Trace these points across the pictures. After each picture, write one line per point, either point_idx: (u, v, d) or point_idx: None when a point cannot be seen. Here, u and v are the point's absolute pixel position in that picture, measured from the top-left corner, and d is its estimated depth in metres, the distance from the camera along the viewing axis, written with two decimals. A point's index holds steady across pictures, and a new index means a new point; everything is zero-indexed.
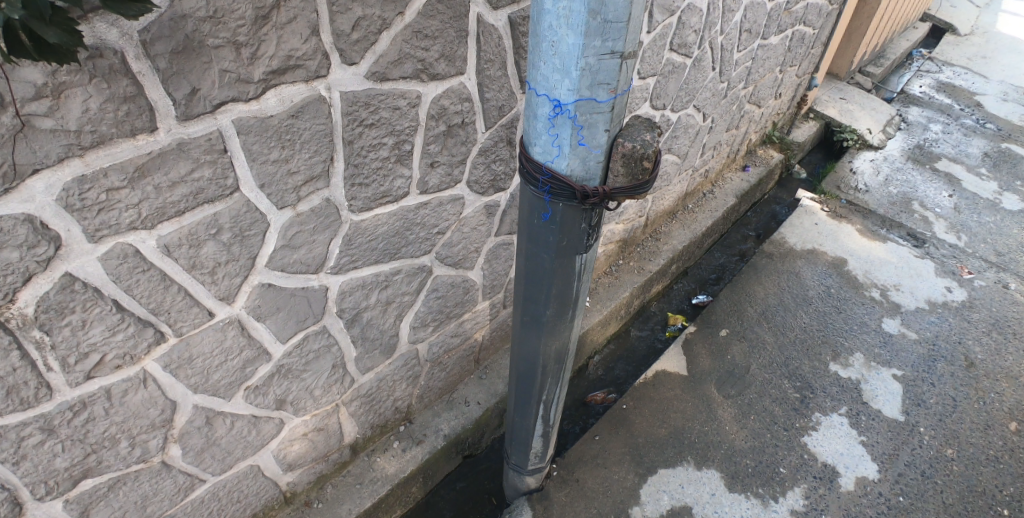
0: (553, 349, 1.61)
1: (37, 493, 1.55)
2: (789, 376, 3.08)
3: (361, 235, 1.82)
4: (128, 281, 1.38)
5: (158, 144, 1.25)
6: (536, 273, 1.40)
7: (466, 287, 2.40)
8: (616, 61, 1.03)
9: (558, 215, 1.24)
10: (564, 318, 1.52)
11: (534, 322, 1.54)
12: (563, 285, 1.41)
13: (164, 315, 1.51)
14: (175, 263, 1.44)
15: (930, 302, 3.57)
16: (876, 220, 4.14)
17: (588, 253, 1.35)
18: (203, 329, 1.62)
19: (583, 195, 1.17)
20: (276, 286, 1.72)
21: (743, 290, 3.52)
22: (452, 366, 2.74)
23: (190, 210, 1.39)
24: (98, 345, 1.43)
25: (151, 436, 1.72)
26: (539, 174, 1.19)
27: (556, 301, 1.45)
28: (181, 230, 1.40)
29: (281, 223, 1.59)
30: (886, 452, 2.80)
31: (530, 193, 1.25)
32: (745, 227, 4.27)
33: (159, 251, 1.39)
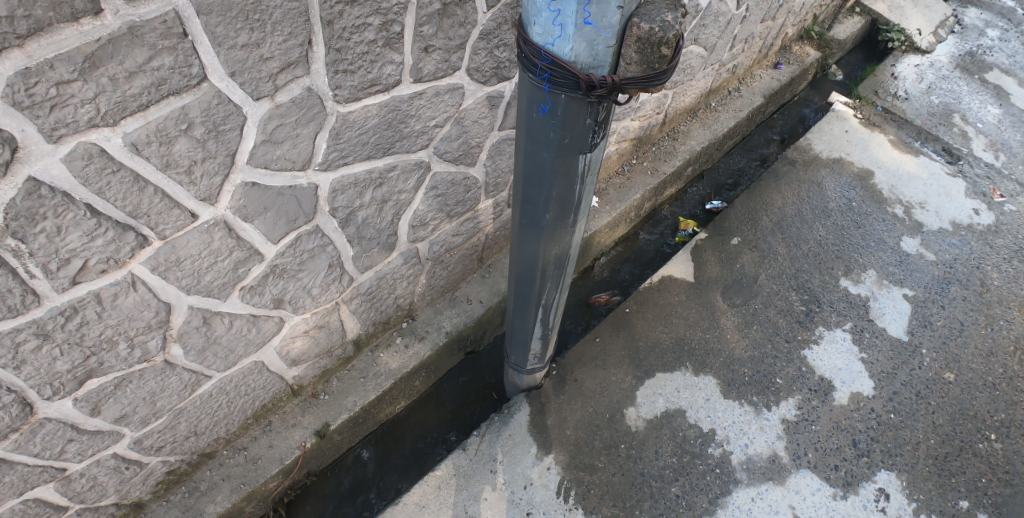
0: (553, 255, 1.52)
1: (44, 394, 1.57)
2: (797, 288, 2.97)
3: (350, 129, 1.68)
4: (99, 183, 1.28)
5: (106, 29, 1.10)
6: (535, 173, 1.26)
7: (467, 185, 2.27)
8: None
9: (560, 107, 1.07)
10: (565, 223, 1.41)
11: (533, 226, 1.43)
12: (564, 187, 1.28)
13: (144, 219, 1.42)
14: (148, 164, 1.34)
15: (954, 224, 3.40)
16: (912, 131, 3.87)
17: (593, 152, 1.20)
18: (188, 232, 1.55)
19: (589, 85, 0.99)
20: (261, 185, 1.61)
21: (760, 196, 3.31)
22: (454, 265, 2.61)
23: (154, 104, 1.26)
24: (78, 251, 1.36)
25: (150, 337, 1.70)
26: (537, 58, 1.00)
27: (556, 204, 1.33)
28: (148, 126, 1.28)
29: (259, 115, 1.46)
30: (885, 371, 2.77)
31: (528, 80, 1.07)
32: (771, 130, 3.94)
33: (127, 150, 1.28)
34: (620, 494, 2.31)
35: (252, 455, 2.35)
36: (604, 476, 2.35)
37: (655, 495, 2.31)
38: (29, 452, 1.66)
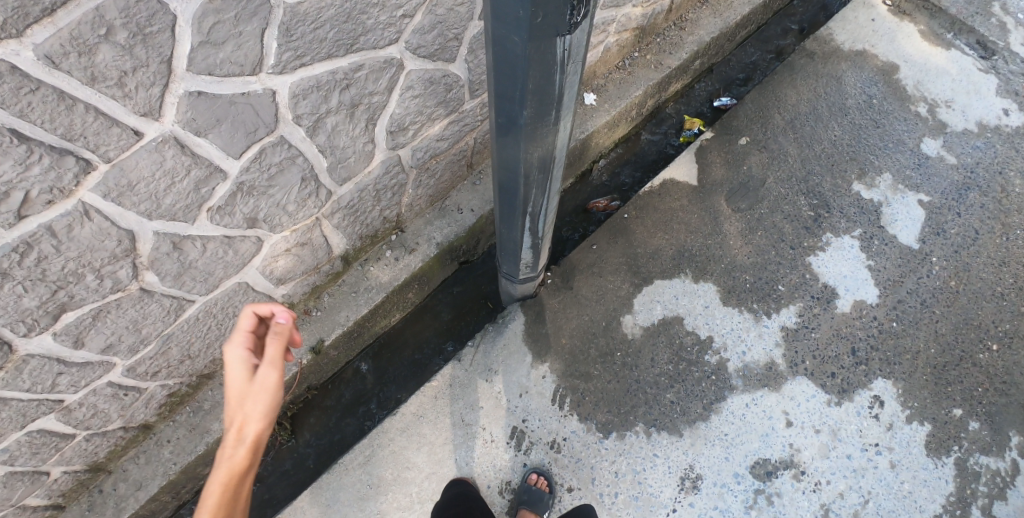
0: (536, 158, 1.37)
1: (19, 332, 1.59)
2: (807, 192, 2.78)
3: (302, 24, 1.54)
4: (19, 103, 1.22)
5: None
6: (507, 62, 1.09)
7: (448, 85, 2.06)
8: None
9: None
10: (545, 120, 1.25)
11: (511, 126, 1.27)
12: (541, 78, 1.11)
13: (82, 141, 1.37)
14: (71, 78, 1.26)
15: (980, 125, 3.15)
16: (945, 21, 3.48)
17: (573, 34, 1.03)
18: (135, 152, 1.48)
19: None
20: (208, 94, 1.51)
21: (772, 92, 3.05)
22: (442, 172, 2.43)
23: (61, 7, 1.16)
24: (16, 182, 1.32)
25: (118, 267, 1.68)
26: None
27: (534, 99, 1.17)
28: (60, 34, 1.19)
29: (191, 13, 1.34)
30: (891, 279, 2.66)
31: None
32: (788, 18, 3.52)
33: (43, 63, 1.20)
34: (615, 400, 2.30)
35: None
36: (601, 383, 2.32)
37: (651, 401, 2.30)
38: (20, 387, 1.71)
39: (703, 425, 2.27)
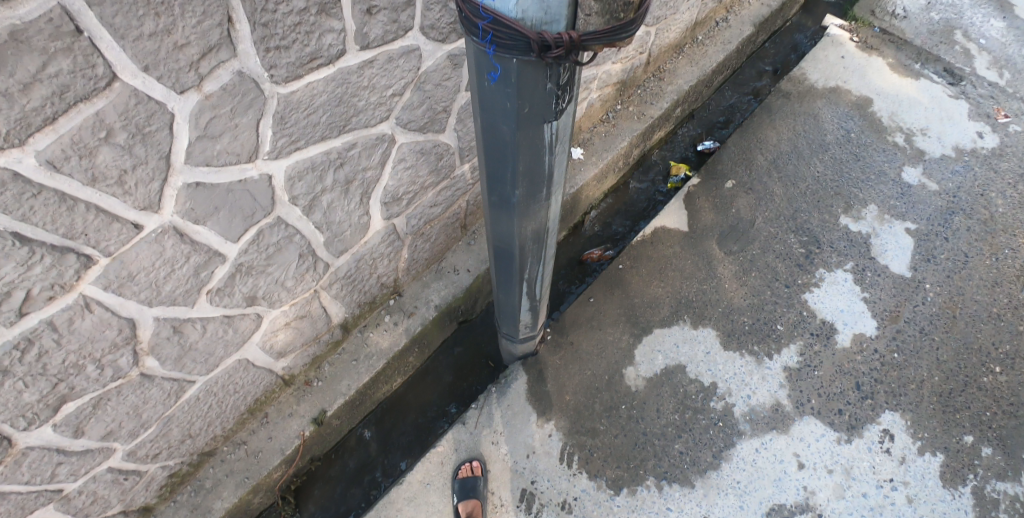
0: (530, 232, 1.40)
1: (19, 425, 1.56)
2: (796, 229, 2.83)
3: (296, 111, 1.58)
4: (22, 208, 1.23)
5: None
6: (497, 149, 1.13)
7: (439, 153, 2.11)
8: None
9: (513, 76, 0.94)
10: (537, 198, 1.28)
11: (503, 205, 1.30)
12: (531, 162, 1.15)
13: (83, 239, 1.38)
14: (72, 180, 1.28)
15: (957, 149, 3.24)
16: (911, 52, 3.63)
17: (559, 120, 1.07)
18: (136, 244, 1.50)
19: (542, 47, 0.85)
20: (206, 185, 1.54)
21: (753, 135, 3.13)
22: (436, 235, 2.46)
23: (63, 115, 1.19)
24: (17, 282, 1.32)
25: (118, 355, 1.68)
26: (477, 18, 0.87)
27: (525, 180, 1.20)
28: (62, 140, 1.21)
29: (188, 111, 1.38)
30: (888, 309, 2.68)
31: (473, 44, 0.94)
32: (761, 60, 3.67)
33: (44, 169, 1.22)
34: (624, 455, 2.26)
35: (253, 449, 2.32)
36: (608, 439, 2.29)
37: (659, 453, 2.27)
38: (19, 481, 1.67)
39: (715, 474, 2.23)
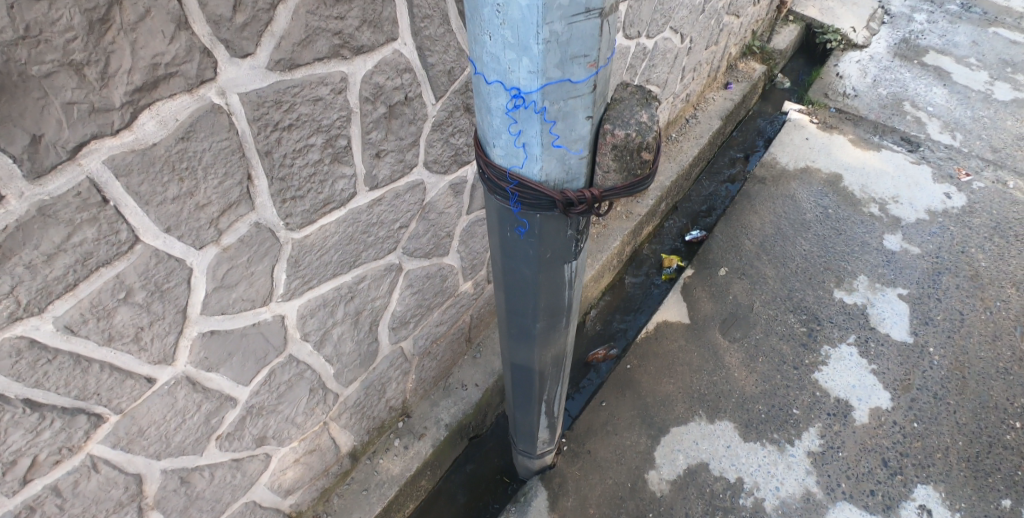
0: (549, 357, 1.41)
1: None
2: (794, 309, 2.88)
3: (309, 253, 1.58)
4: (35, 375, 1.20)
5: (11, 215, 1.02)
6: (518, 288, 1.16)
7: (444, 275, 2.17)
8: (593, 23, 0.74)
9: (537, 228, 0.99)
10: (556, 328, 1.30)
11: (523, 335, 1.32)
12: (551, 298, 1.18)
13: (95, 398, 1.34)
14: (88, 341, 1.26)
15: (931, 212, 3.39)
16: (868, 127, 3.88)
17: (578, 260, 1.11)
18: (147, 398, 1.47)
19: (565, 204, 0.91)
20: (220, 332, 1.53)
21: (737, 221, 3.26)
22: (443, 352, 2.47)
23: (84, 280, 1.18)
24: (24, 449, 1.27)
25: (122, 513, 1.59)
26: (504, 181, 0.93)
27: (545, 314, 1.23)
28: (80, 304, 1.20)
29: (206, 264, 1.39)
30: (898, 378, 2.68)
31: (496, 202, 0.99)
32: (732, 148, 3.92)
33: (62, 334, 1.20)
34: None
35: None
36: None
37: None
38: None
39: None
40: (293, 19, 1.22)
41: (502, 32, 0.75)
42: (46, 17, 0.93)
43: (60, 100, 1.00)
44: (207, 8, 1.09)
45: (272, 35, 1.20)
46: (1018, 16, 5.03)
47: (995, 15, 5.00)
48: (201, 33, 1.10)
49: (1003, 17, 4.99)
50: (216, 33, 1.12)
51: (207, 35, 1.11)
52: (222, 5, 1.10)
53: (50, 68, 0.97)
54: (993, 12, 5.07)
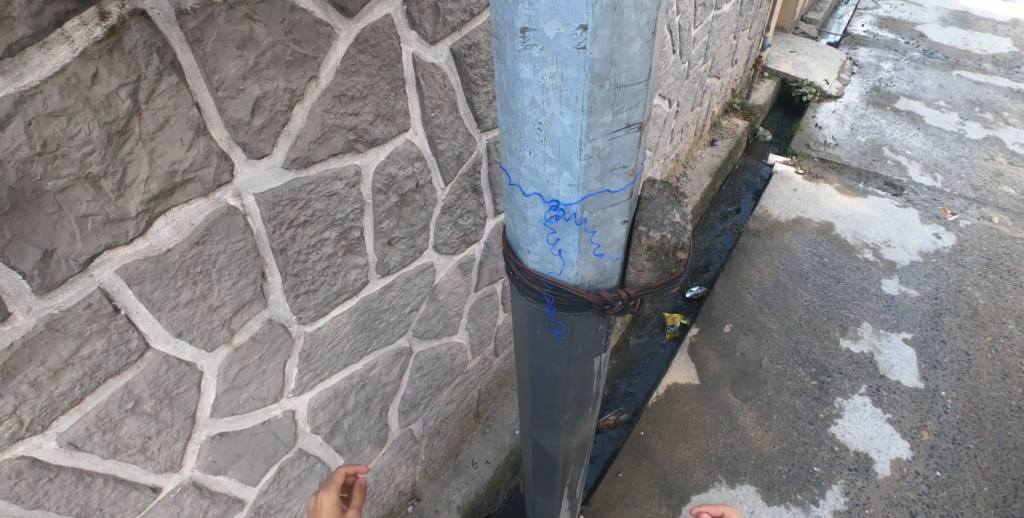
0: (575, 443, 1.42)
1: None
2: (802, 362, 2.86)
3: (321, 346, 1.54)
4: (35, 496, 1.09)
5: (17, 332, 0.95)
6: (548, 380, 1.19)
7: (453, 352, 2.13)
8: (632, 136, 0.77)
9: (570, 327, 1.02)
10: (583, 416, 1.32)
11: (549, 424, 1.33)
12: (580, 389, 1.20)
13: (96, 514, 1.22)
14: (93, 455, 1.16)
15: (923, 253, 3.44)
16: (852, 174, 3.99)
17: (607, 351, 1.14)
18: (151, 509, 1.34)
19: (601, 305, 0.95)
20: (229, 433, 1.44)
21: (737, 276, 3.29)
22: (452, 430, 2.39)
23: (90, 393, 1.10)
24: None
25: None
26: (539, 285, 0.95)
27: (574, 404, 1.25)
28: (86, 417, 1.11)
29: (217, 366, 1.31)
30: (915, 426, 2.63)
31: (529, 305, 1.02)
32: (722, 203, 4.08)
33: (65, 450, 1.11)
34: None
35: None
36: None
37: None
38: None
39: None
40: (309, 118, 1.19)
41: (543, 148, 0.77)
42: (64, 133, 0.88)
43: (74, 213, 0.95)
44: (225, 113, 1.05)
45: (289, 134, 1.17)
46: (977, 58, 5.30)
47: (957, 59, 5.26)
48: (219, 138, 1.06)
49: (963, 60, 5.26)
50: (234, 136, 1.08)
51: (225, 138, 1.07)
52: (240, 108, 1.07)
53: (66, 183, 0.92)
54: (953, 55, 5.34)
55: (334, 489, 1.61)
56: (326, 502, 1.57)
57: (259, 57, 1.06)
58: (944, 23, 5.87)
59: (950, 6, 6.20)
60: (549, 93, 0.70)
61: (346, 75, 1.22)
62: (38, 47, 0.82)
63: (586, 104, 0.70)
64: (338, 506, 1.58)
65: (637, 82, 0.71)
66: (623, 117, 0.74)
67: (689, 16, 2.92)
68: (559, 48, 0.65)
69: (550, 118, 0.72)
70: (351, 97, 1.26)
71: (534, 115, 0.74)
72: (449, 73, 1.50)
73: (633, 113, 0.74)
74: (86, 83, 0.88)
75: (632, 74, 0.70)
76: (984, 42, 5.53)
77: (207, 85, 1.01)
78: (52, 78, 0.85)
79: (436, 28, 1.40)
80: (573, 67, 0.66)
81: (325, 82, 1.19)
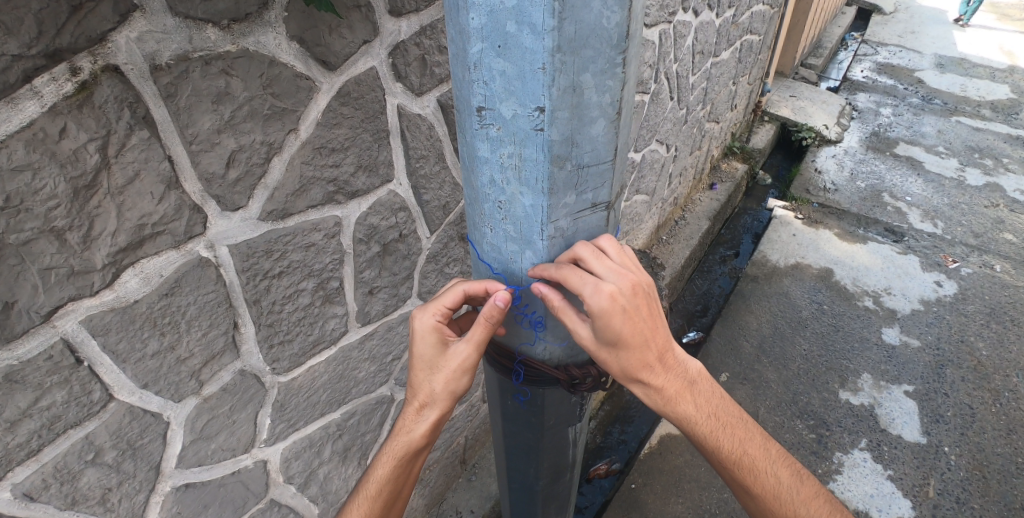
0: (554, 509, 1.46)
1: None
2: (800, 414, 2.79)
3: (296, 395, 1.50)
4: None
5: None
6: (523, 448, 1.25)
7: None
8: (597, 213, 0.86)
9: (541, 399, 1.09)
10: (559, 481, 1.37)
11: (525, 488, 1.38)
12: (555, 457, 1.27)
13: None
14: (49, 506, 1.07)
15: (924, 301, 3.38)
16: (852, 220, 3.97)
17: (580, 421, 1.21)
18: None
19: (569, 381, 1.02)
20: (197, 484, 1.35)
21: (734, 322, 3.24)
22: (436, 478, 2.29)
23: (48, 444, 1.03)
24: None
25: None
26: (505, 358, 1.04)
27: (548, 471, 1.30)
28: (42, 469, 1.04)
29: (184, 416, 1.25)
30: (918, 484, 2.52)
31: (499, 377, 1.10)
32: (721, 246, 4.07)
33: (19, 502, 1.03)
34: None
35: None
36: None
37: None
38: None
39: None
40: (287, 170, 1.19)
41: (504, 225, 0.85)
42: (28, 186, 0.86)
43: (37, 265, 0.91)
44: (199, 166, 1.04)
45: (265, 187, 1.16)
46: (976, 104, 5.34)
47: (955, 105, 5.31)
48: (192, 191, 1.05)
49: (961, 107, 5.29)
50: (207, 189, 1.07)
51: (198, 191, 1.06)
52: (215, 161, 1.06)
53: (29, 236, 0.88)
54: (952, 101, 5.38)
55: (437, 311, 1.03)
56: (421, 328, 1.05)
57: (235, 111, 1.05)
58: (942, 70, 5.94)
59: (949, 53, 6.29)
60: (511, 176, 0.78)
61: (327, 128, 1.22)
62: (5, 102, 0.80)
63: (547, 188, 0.78)
64: (440, 335, 1.05)
65: (599, 162, 0.79)
66: (587, 196, 0.83)
67: (688, 63, 2.95)
68: (516, 128, 0.73)
69: (511, 198, 0.81)
70: (332, 149, 1.25)
71: (496, 195, 0.82)
72: (436, 124, 1.50)
73: (598, 193, 0.84)
74: (53, 138, 0.86)
75: (593, 157, 0.78)
76: (982, 88, 5.58)
77: (180, 139, 1.00)
78: (18, 132, 0.82)
79: (422, 80, 1.41)
80: (531, 147, 0.74)
81: (305, 133, 1.18)
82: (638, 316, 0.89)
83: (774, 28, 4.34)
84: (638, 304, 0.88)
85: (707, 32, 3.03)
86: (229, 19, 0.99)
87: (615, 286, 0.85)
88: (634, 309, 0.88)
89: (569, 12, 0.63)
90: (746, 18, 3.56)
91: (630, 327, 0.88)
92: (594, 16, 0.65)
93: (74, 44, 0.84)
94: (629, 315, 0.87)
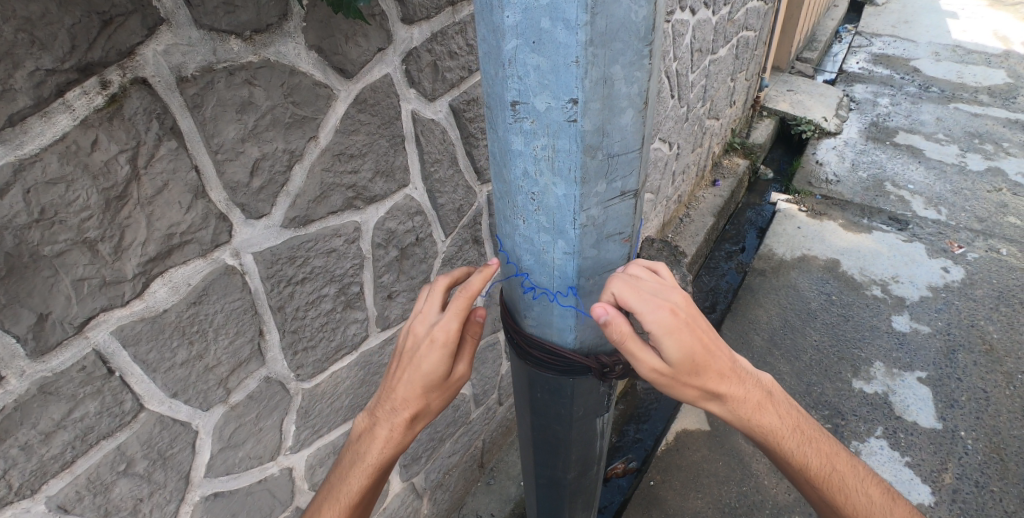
0: (581, 504, 1.48)
1: None
2: (815, 405, 2.78)
3: (320, 402, 1.51)
4: None
5: (9, 395, 0.91)
6: (551, 442, 1.28)
7: (456, 404, 2.10)
8: (625, 202, 0.88)
9: (572, 391, 1.12)
10: (587, 475, 1.39)
11: (553, 483, 1.40)
12: (582, 450, 1.29)
13: None
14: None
15: (933, 288, 3.38)
16: (856, 210, 3.98)
17: (606, 413, 1.23)
18: None
19: (601, 369, 1.05)
20: (224, 493, 1.36)
21: (744, 316, 3.25)
22: (456, 482, 2.29)
23: (81, 456, 1.04)
24: None
25: None
26: (534, 348, 1.06)
27: (577, 464, 1.33)
28: (77, 480, 1.05)
29: (212, 425, 1.26)
30: (936, 469, 2.52)
31: (527, 368, 1.13)
32: (726, 242, 4.09)
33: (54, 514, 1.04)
34: None
35: None
36: None
37: None
38: None
39: None
40: (309, 177, 1.21)
41: (536, 216, 0.87)
42: (62, 199, 0.88)
43: (70, 277, 0.93)
44: (224, 176, 1.06)
45: (288, 194, 1.19)
46: (973, 90, 5.36)
47: (952, 92, 5.33)
48: (218, 200, 1.07)
49: (959, 93, 5.32)
50: (233, 197, 1.09)
51: (224, 200, 1.08)
52: (240, 170, 1.08)
53: (63, 248, 0.90)
54: (949, 88, 5.41)
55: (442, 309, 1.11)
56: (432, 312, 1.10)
57: (259, 120, 1.08)
58: (937, 58, 5.97)
59: (943, 40, 6.33)
60: (542, 166, 0.80)
61: (345, 134, 1.24)
62: (38, 116, 0.82)
63: (580, 177, 0.80)
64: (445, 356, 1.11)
65: (627, 151, 0.81)
66: (617, 184, 0.84)
67: (687, 61, 2.98)
68: (549, 121, 0.75)
69: (543, 189, 0.83)
70: (350, 155, 1.28)
71: (528, 187, 0.84)
72: (448, 128, 1.53)
73: (627, 182, 0.85)
74: (86, 150, 0.88)
75: (622, 146, 0.80)
76: (978, 75, 5.61)
77: (207, 149, 1.02)
78: (51, 145, 0.85)
79: (434, 86, 1.44)
80: (564, 138, 0.76)
81: (326, 141, 1.21)
82: (694, 326, 0.97)
83: (769, 23, 4.37)
84: (690, 316, 0.97)
85: (704, 30, 3.07)
86: (251, 30, 1.02)
87: (668, 303, 0.94)
88: (690, 321, 0.96)
89: (601, 7, 0.66)
90: (742, 14, 3.59)
91: (691, 339, 0.96)
92: (623, 9, 0.67)
93: (105, 59, 0.86)
94: (688, 328, 0.95)
